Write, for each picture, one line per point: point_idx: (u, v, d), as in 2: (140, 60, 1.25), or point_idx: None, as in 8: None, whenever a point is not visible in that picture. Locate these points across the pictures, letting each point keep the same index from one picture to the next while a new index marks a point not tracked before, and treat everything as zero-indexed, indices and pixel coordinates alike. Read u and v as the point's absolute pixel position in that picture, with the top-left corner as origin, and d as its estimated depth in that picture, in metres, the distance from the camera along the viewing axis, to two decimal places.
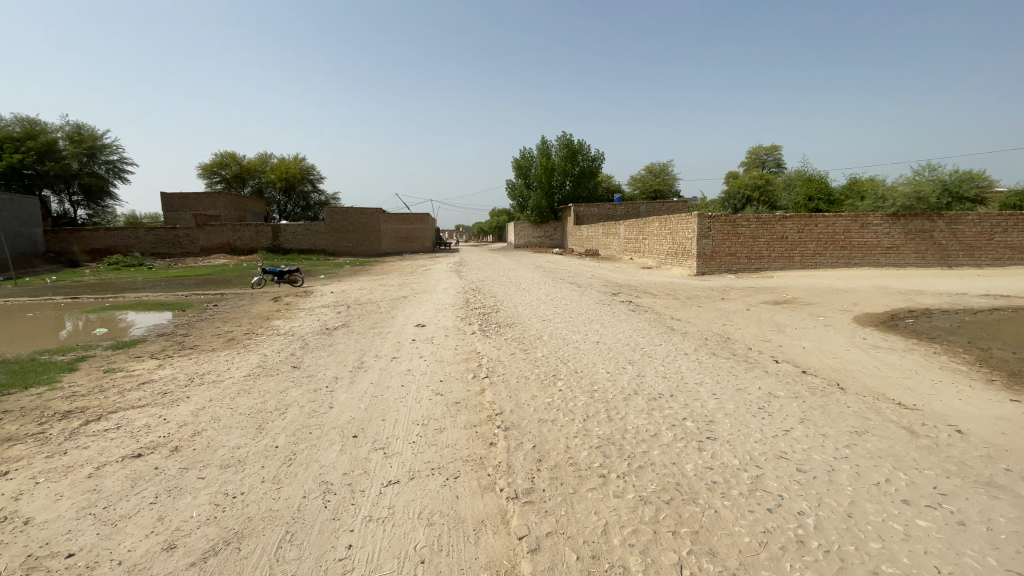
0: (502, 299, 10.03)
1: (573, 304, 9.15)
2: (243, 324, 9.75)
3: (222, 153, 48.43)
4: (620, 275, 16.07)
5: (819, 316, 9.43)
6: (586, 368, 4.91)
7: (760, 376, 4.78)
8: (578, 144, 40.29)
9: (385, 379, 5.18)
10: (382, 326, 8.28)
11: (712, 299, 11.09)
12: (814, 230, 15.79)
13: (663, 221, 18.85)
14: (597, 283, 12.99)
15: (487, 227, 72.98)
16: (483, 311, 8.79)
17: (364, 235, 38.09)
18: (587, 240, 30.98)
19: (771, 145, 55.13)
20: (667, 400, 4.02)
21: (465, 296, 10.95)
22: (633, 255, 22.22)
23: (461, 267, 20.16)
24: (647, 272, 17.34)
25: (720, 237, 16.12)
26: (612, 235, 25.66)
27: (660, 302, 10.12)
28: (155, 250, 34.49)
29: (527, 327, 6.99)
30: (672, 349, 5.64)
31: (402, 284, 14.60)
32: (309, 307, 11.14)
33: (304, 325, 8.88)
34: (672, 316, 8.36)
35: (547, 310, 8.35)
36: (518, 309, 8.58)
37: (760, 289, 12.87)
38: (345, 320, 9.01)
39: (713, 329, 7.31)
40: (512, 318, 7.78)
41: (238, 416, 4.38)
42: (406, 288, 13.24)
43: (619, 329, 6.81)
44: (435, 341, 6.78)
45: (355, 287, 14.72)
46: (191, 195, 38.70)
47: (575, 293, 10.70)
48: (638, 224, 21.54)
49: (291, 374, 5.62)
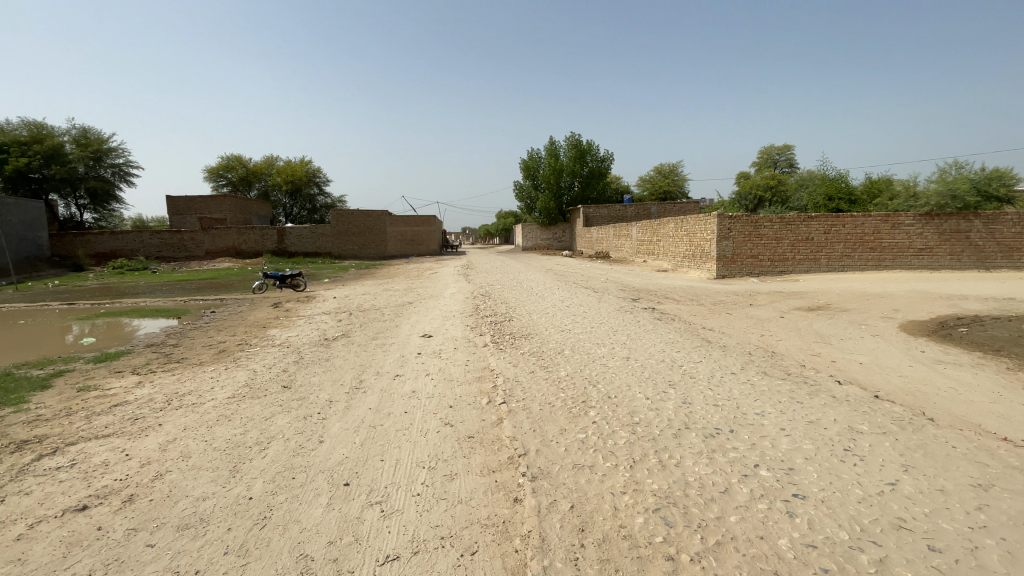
0: (514, 306, 9.32)
1: (593, 311, 8.42)
2: (238, 333, 9.10)
3: (227, 156, 48.16)
4: (635, 279, 15.30)
5: (862, 325, 8.63)
6: (620, 393, 4.17)
7: (831, 404, 4.01)
8: (587, 144, 39.56)
9: (386, 404, 4.48)
10: (385, 337, 7.59)
11: (740, 305, 10.31)
12: (841, 231, 14.94)
13: (680, 222, 18.05)
14: (615, 288, 12.23)
15: (494, 229, 72.34)
16: (495, 319, 8.09)
17: (370, 238, 37.56)
18: (597, 241, 30.18)
19: (783, 144, 53.99)
20: (729, 440, 3.28)
21: (475, 303, 10.26)
22: (646, 257, 21.43)
23: (469, 270, 19.47)
24: (664, 275, 16.55)
25: (741, 238, 15.33)
26: (624, 237, 24.87)
27: (685, 309, 9.36)
28: (159, 254, 34.11)
29: (546, 340, 6.26)
30: (715, 368, 4.88)
31: (408, 288, 13.93)
32: (309, 314, 10.48)
33: (301, 335, 8.20)
34: (702, 325, 7.60)
35: (565, 319, 7.63)
36: (533, 318, 7.86)
37: (789, 294, 12.04)
38: (345, 330, 8.34)
39: (753, 341, 6.55)
40: (527, 328, 7.06)
41: (211, 453, 3.69)
42: (412, 294, 12.56)
43: (649, 342, 6.07)
44: (443, 355, 6.08)
45: (360, 292, 14.07)
46: (196, 198, 38.33)
47: (592, 299, 9.97)
48: (652, 226, 20.75)
49: (279, 396, 4.93)
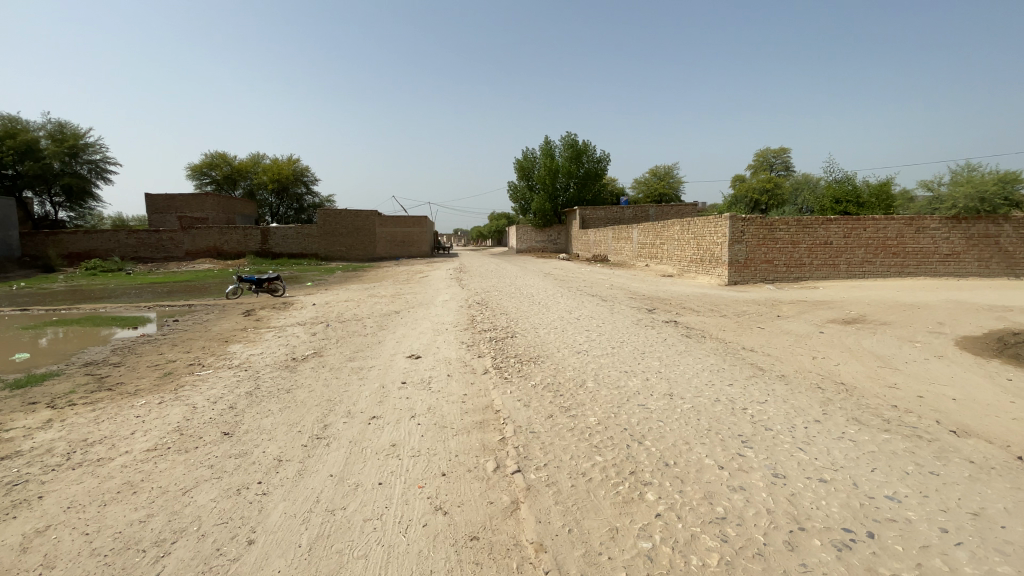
0: (515, 317, 8.14)
1: (607, 325, 7.23)
2: (195, 349, 7.80)
3: (211, 153, 46.37)
4: (642, 284, 14.18)
5: (914, 342, 7.57)
6: (681, 458, 3.01)
7: (977, 479, 2.89)
8: (584, 144, 38.52)
9: (354, 468, 3.25)
10: (365, 356, 6.37)
11: (767, 317, 9.21)
12: (863, 235, 13.94)
13: (687, 224, 16.97)
14: (624, 296, 11.08)
15: (487, 230, 71.11)
16: (496, 335, 6.89)
17: (359, 239, 36.18)
18: (594, 244, 29.08)
19: (778, 148, 53.45)
20: (876, 557, 2.13)
21: (471, 312, 9.09)
22: (649, 261, 20.35)
23: (462, 274, 18.16)
24: (672, 281, 15.45)
25: (755, 242, 14.29)
26: (624, 239, 23.75)
27: (710, 322, 8.22)
28: (136, 254, 32.42)
29: (561, 366, 5.07)
30: (790, 415, 3.74)
31: (395, 294, 12.70)
32: (281, 326, 9.19)
33: (266, 354, 6.94)
34: (740, 344, 6.45)
35: (579, 337, 6.45)
36: (540, 334, 6.68)
37: (816, 303, 10.97)
38: (319, 347, 7.10)
39: (809, 367, 5.42)
40: (534, 349, 5.87)
41: (87, 563, 2.46)
42: (399, 301, 11.31)
43: (689, 369, 4.91)
44: (434, 385, 4.88)
45: (342, 298, 12.80)
46: (176, 196, 36.63)
47: (603, 310, 8.80)
48: (656, 228, 19.64)
49: (215, 451, 3.69)
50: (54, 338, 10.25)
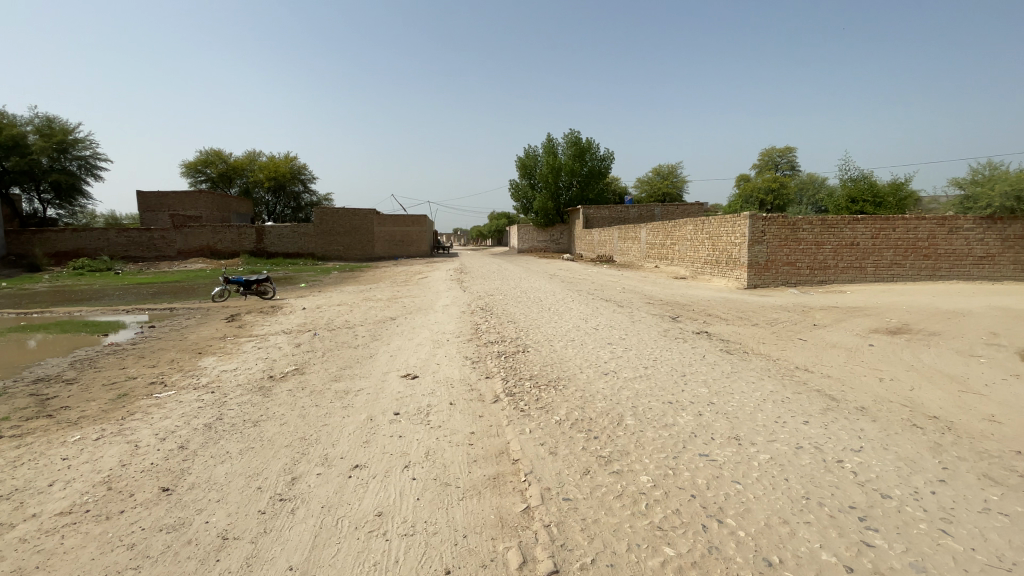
0: (526, 326, 7.23)
1: (631, 337, 6.32)
2: (162, 363, 6.90)
3: (205, 150, 45.36)
4: (656, 287, 13.30)
5: (978, 356, 6.65)
6: (785, 554, 2.12)
7: None
8: (587, 142, 37.61)
9: (322, 558, 2.34)
10: (354, 375, 5.46)
11: (804, 325, 8.31)
12: (891, 235, 13.04)
13: (701, 223, 16.07)
14: (641, 301, 10.18)
15: (487, 230, 70.15)
16: (506, 348, 5.99)
17: (357, 238, 35.25)
18: (599, 244, 28.16)
19: (784, 147, 52.56)
20: None
21: (475, 320, 8.19)
22: (658, 262, 19.45)
23: (462, 275, 17.27)
24: (686, 284, 14.56)
25: (776, 242, 13.40)
26: (631, 239, 22.86)
27: (744, 333, 7.31)
28: (126, 253, 31.48)
29: (590, 394, 4.17)
30: (904, 472, 2.85)
31: (392, 298, 11.79)
32: (264, 335, 8.28)
33: (241, 372, 6.03)
34: (791, 361, 5.56)
35: (602, 352, 5.55)
36: (557, 348, 5.78)
37: (849, 309, 10.09)
38: (303, 363, 6.19)
39: (886, 394, 4.52)
40: (553, 368, 4.98)
41: None
42: (396, 305, 10.40)
43: (748, 400, 4.01)
44: (434, 417, 3.97)
45: (335, 302, 11.89)
46: (169, 193, 35.66)
47: (623, 317, 7.88)
48: (666, 227, 18.74)
49: (143, 521, 2.78)
50: (36, 340, 9.56)
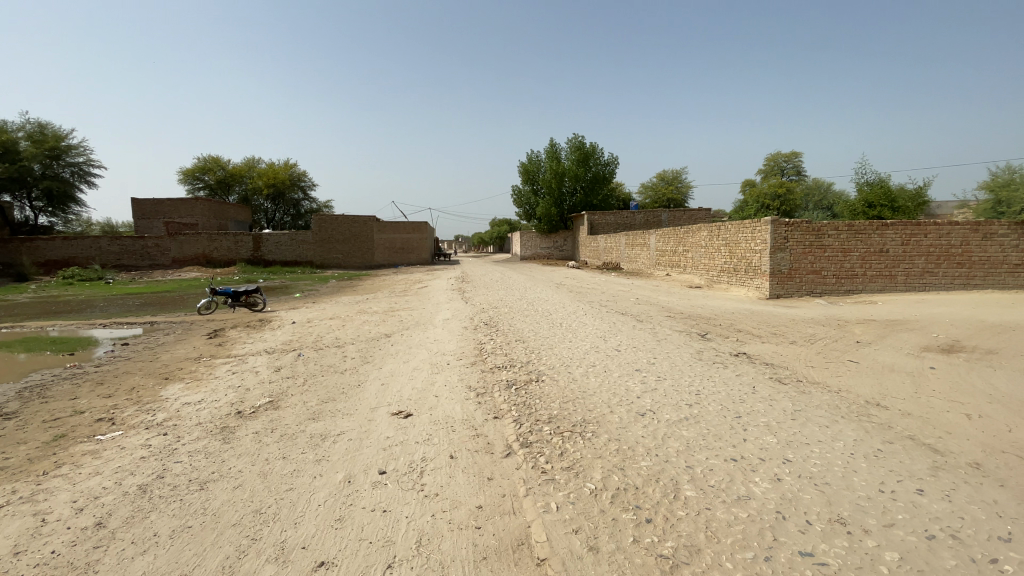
0: (537, 345, 6.36)
1: (662, 362, 5.45)
2: (120, 393, 6.01)
3: (204, 156, 44.66)
4: (672, 298, 12.41)
5: None
6: None
7: None
8: (591, 146, 36.80)
9: None
10: (336, 412, 4.58)
11: (848, 344, 7.42)
12: (924, 242, 12.16)
13: (717, 229, 15.21)
14: (661, 314, 9.29)
15: (489, 237, 69.43)
16: (516, 376, 5.11)
17: (356, 245, 34.44)
18: (605, 251, 27.27)
19: (789, 152, 51.83)
20: None
21: (479, 336, 7.34)
22: (669, 270, 18.59)
23: (464, 285, 16.42)
24: (703, 294, 13.68)
25: (800, 250, 12.52)
26: (639, 246, 21.99)
27: (786, 353, 6.42)
28: (119, 262, 30.71)
29: (627, 447, 3.30)
30: None
31: (389, 310, 10.93)
32: (243, 355, 7.43)
33: (206, 405, 5.17)
34: (858, 395, 4.67)
35: (633, 384, 4.67)
36: (577, 378, 4.89)
37: (888, 324, 9.21)
38: (278, 393, 5.33)
39: (992, 443, 3.65)
40: (576, 405, 4.11)
41: None
42: (392, 320, 9.53)
43: (831, 458, 3.14)
44: (428, 479, 3.10)
45: (327, 315, 11.02)
46: (165, 200, 34.92)
47: (647, 335, 7.00)
48: (678, 233, 17.87)
49: None
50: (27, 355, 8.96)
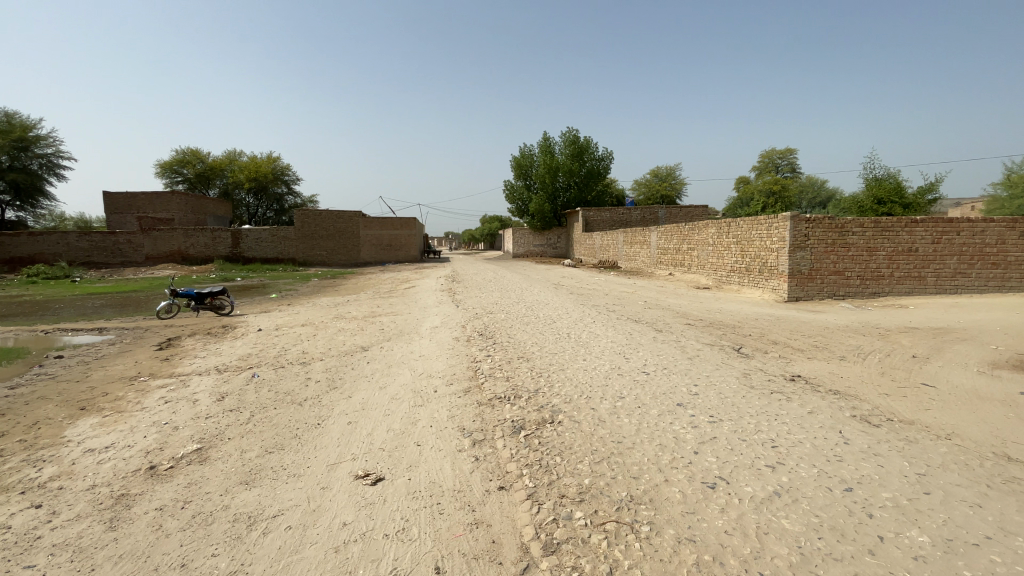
0: (545, 366, 5.15)
1: (708, 393, 4.28)
2: (16, 429, 4.71)
3: (181, 149, 42.68)
4: (684, 302, 11.32)
5: None
6: None
7: None
8: (586, 140, 35.59)
9: None
10: (281, 471, 3.34)
11: (906, 360, 6.34)
12: (956, 240, 11.17)
13: (726, 226, 14.13)
14: (681, 322, 8.13)
15: (479, 234, 68.10)
16: (523, 413, 3.92)
17: (341, 242, 32.90)
18: (601, 248, 26.16)
19: (785, 148, 51.17)
20: None
21: (473, 351, 6.13)
22: (672, 269, 17.52)
23: (454, 285, 15.15)
24: (715, 296, 12.60)
25: (821, 249, 11.45)
26: (639, 243, 20.91)
27: (846, 377, 5.30)
28: (88, 258, 28.96)
29: (710, 562, 2.14)
30: None
31: (369, 316, 9.67)
32: (188, 375, 6.13)
33: (113, 454, 3.91)
34: (976, 445, 3.55)
35: (681, 429, 3.50)
36: (605, 418, 3.71)
37: (933, 333, 8.18)
38: (213, 435, 4.08)
39: None
40: (614, 467, 2.94)
41: None
42: (372, 328, 8.28)
43: None
44: None
45: (299, 322, 9.71)
46: (138, 194, 33.09)
47: (675, 350, 5.83)
48: (682, 230, 16.76)
49: None
50: None
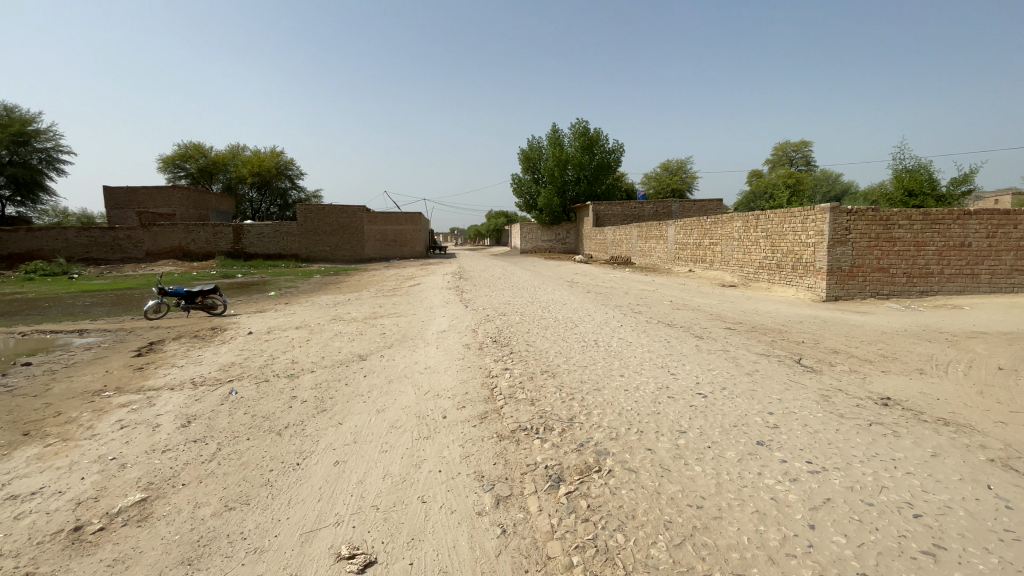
0: (576, 386, 4.24)
1: (792, 430, 3.35)
2: None
3: (183, 143, 41.97)
4: (714, 301, 10.38)
5: None
6: None
7: None
8: (596, 131, 34.47)
9: None
10: (238, 543, 2.47)
11: (998, 374, 5.36)
12: (1014, 234, 10.11)
13: (755, 220, 13.15)
14: (720, 326, 7.19)
15: (486, 229, 67.18)
16: (558, 455, 3.02)
17: (345, 238, 32.07)
18: (614, 244, 25.18)
19: (799, 141, 49.83)
20: None
21: (488, 362, 5.23)
22: (692, 266, 16.55)
23: (462, 282, 14.27)
24: (745, 295, 11.63)
25: (864, 244, 10.44)
26: (655, 238, 19.94)
27: (943, 399, 4.35)
28: (88, 254, 28.37)
29: None
30: None
31: (370, 317, 8.80)
32: (158, 391, 5.28)
33: (36, 506, 3.06)
34: None
35: (777, 489, 2.59)
36: (670, 467, 2.81)
37: (1007, 338, 7.19)
38: (162, 480, 3.22)
39: None
40: (705, 558, 2.04)
41: None
42: (372, 332, 7.40)
43: None
44: None
45: (293, 324, 8.86)
46: (138, 189, 32.45)
47: (730, 364, 4.90)
48: (704, 224, 15.76)
49: None
50: None
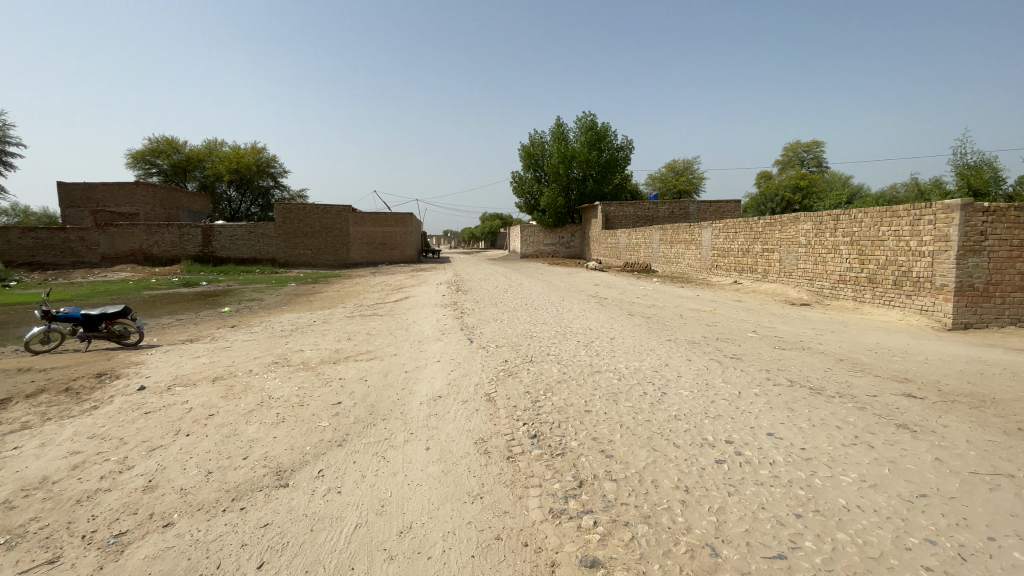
0: None
1: None
2: None
3: (155, 137, 38.74)
4: (809, 330, 7.59)
5: None
6: None
7: None
8: (603, 126, 31.80)
9: None
10: None
11: None
12: None
13: (834, 221, 10.41)
14: (897, 396, 4.37)
15: (481, 232, 64.43)
16: None
17: (328, 241, 29.00)
18: (629, 249, 22.49)
19: (809, 140, 47.58)
20: None
21: (540, 524, 2.36)
22: (738, 276, 13.82)
23: (461, 297, 11.45)
24: (835, 319, 8.89)
25: (1006, 253, 7.66)
26: (683, 243, 17.23)
27: None
28: (34, 259, 25.19)
29: None
30: None
31: (332, 361, 5.92)
32: None
33: None
34: None
35: None
36: None
37: None
38: None
39: None
40: None
41: None
42: (325, 397, 4.53)
43: None
44: None
45: (216, 369, 5.95)
46: (98, 185, 29.30)
47: None
48: (754, 226, 13.06)
49: None
50: None
